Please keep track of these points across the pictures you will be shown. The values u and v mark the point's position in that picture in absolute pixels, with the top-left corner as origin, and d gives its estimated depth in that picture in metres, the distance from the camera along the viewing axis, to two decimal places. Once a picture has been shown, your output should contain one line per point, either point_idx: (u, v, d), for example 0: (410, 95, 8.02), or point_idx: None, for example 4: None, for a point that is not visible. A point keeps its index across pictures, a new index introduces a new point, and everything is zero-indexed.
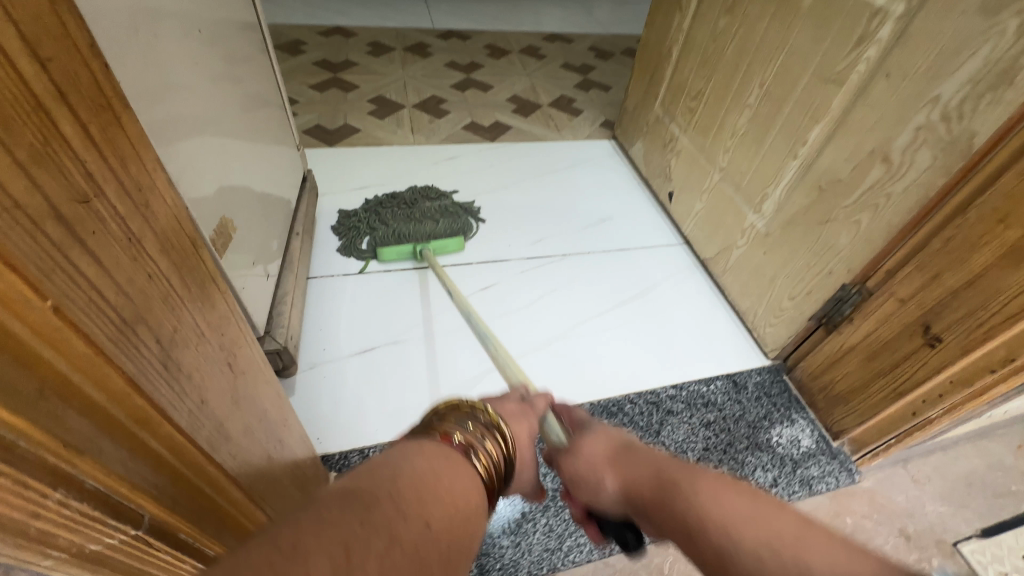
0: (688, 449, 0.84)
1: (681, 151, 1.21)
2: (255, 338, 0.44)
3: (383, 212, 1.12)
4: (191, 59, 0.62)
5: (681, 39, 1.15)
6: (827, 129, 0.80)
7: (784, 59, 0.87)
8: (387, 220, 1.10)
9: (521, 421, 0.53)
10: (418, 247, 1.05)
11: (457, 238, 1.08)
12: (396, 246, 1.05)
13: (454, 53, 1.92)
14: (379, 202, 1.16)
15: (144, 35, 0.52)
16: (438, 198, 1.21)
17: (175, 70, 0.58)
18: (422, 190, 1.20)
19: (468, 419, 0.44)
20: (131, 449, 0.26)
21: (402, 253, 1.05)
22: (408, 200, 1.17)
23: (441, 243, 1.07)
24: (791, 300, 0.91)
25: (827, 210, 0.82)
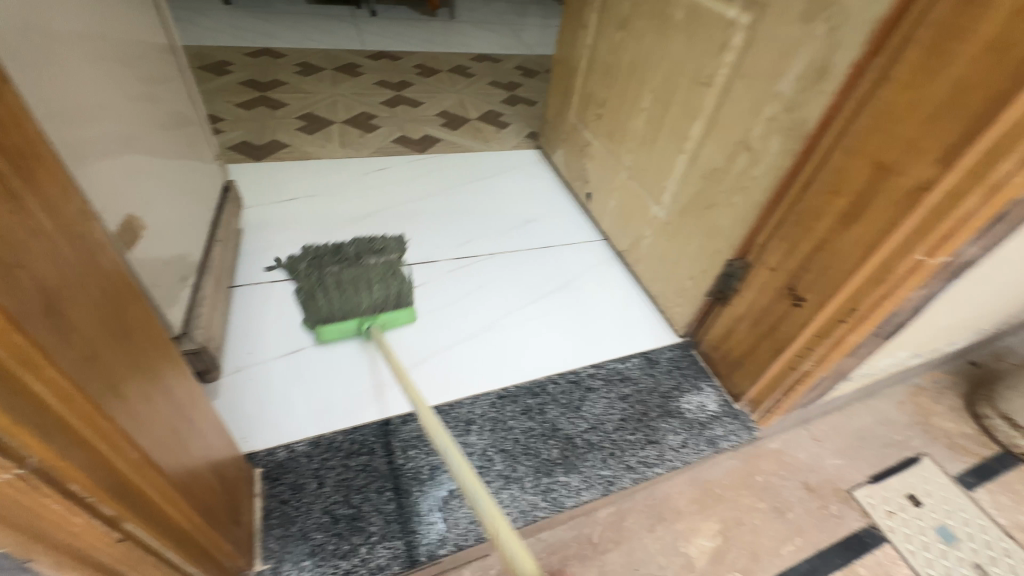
0: (606, 420, 0.90)
1: (594, 154, 1.31)
2: (156, 316, 0.46)
3: (324, 280, 1.00)
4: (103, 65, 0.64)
5: (587, 53, 1.27)
6: (704, 125, 0.91)
7: (667, 67, 0.99)
8: (328, 290, 0.97)
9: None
10: (363, 322, 0.93)
11: (408, 308, 0.97)
12: (337, 325, 0.93)
13: (384, 72, 1.98)
14: (320, 265, 1.04)
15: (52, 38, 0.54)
16: (385, 253, 1.10)
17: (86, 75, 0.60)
18: (366, 246, 1.10)
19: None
20: (13, 389, 0.29)
21: (346, 330, 0.93)
22: (352, 262, 1.04)
23: (390, 316, 0.95)
24: (691, 280, 1.01)
25: (710, 196, 0.93)
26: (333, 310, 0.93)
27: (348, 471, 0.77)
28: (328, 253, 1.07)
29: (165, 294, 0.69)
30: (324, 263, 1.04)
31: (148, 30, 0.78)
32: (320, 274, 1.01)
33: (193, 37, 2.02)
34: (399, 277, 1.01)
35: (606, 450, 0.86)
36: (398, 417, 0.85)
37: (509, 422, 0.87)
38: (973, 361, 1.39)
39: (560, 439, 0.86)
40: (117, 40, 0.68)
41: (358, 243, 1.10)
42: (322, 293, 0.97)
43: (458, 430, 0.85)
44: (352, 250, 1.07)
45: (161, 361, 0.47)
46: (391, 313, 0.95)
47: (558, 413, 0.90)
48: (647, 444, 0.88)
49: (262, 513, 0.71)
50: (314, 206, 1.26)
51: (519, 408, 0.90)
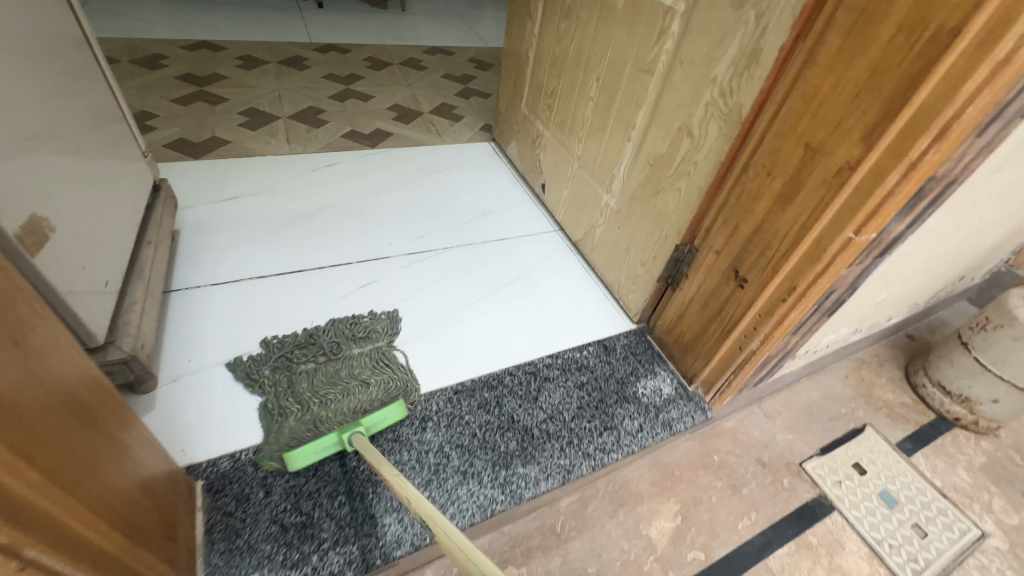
0: (564, 409, 0.90)
1: (546, 145, 1.31)
2: (56, 323, 0.42)
3: (295, 387, 0.80)
4: (14, 56, 0.59)
5: (534, 44, 1.26)
6: (648, 112, 0.92)
7: (610, 55, 0.99)
8: (302, 402, 0.77)
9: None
10: (343, 433, 0.74)
11: (394, 406, 0.79)
12: (311, 445, 0.73)
13: (332, 65, 1.91)
14: (289, 366, 0.85)
15: None
16: (370, 337, 0.92)
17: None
18: (346, 332, 0.91)
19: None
20: None
21: (322, 449, 0.74)
22: (329, 357, 0.85)
23: (376, 419, 0.77)
24: (643, 266, 1.02)
25: (657, 182, 0.93)
26: (303, 429, 0.73)
27: (298, 477, 0.74)
28: (298, 352, 0.86)
29: (82, 302, 0.64)
30: (294, 362, 0.85)
31: (56, 13, 0.71)
32: (288, 382, 0.81)
33: (122, 29, 1.89)
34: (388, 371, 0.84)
35: (564, 439, 0.86)
36: None
37: (466, 417, 0.86)
38: (909, 334, 1.47)
39: (518, 431, 0.85)
40: (19, 20, 0.61)
41: (335, 329, 0.91)
42: (291, 408, 0.77)
43: (413, 427, 0.83)
44: (327, 339, 0.88)
45: (66, 373, 0.43)
46: (377, 416, 0.77)
47: (515, 405, 0.89)
48: (604, 431, 0.89)
49: (205, 527, 0.67)
50: (257, 204, 1.21)
51: (475, 401, 0.88)
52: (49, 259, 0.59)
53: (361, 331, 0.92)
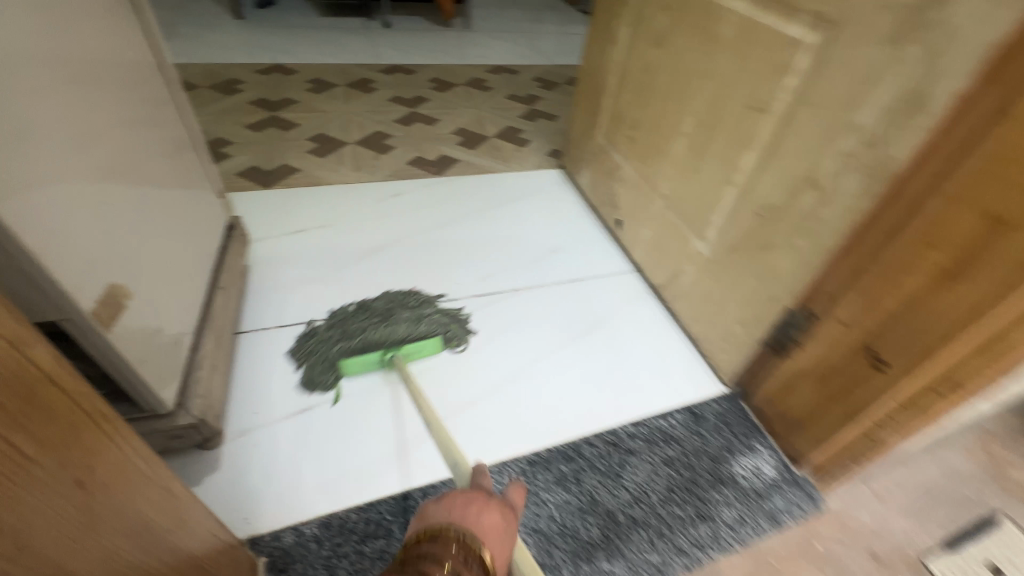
0: (651, 491, 0.80)
1: (625, 179, 1.21)
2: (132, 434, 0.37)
3: (346, 317, 0.94)
4: (102, 113, 0.57)
5: (616, 70, 1.17)
6: (759, 155, 0.81)
7: (712, 89, 0.88)
8: (353, 331, 0.92)
9: (503, 544, 0.45)
10: (387, 353, 0.89)
11: (432, 338, 0.93)
12: (359, 358, 0.88)
13: (398, 88, 1.90)
14: (345, 320, 0.94)
15: (51, 90, 0.48)
16: (420, 306, 0.99)
17: (87, 125, 0.53)
18: (398, 299, 0.99)
19: (448, 548, 0.40)
20: None
21: (368, 362, 0.89)
22: (382, 314, 0.94)
23: (415, 346, 0.91)
24: (741, 326, 0.91)
25: (766, 235, 0.82)
26: (354, 344, 0.89)
27: (363, 560, 0.68)
28: (353, 307, 0.96)
29: (154, 369, 0.61)
30: (349, 319, 0.93)
31: (140, 58, 0.69)
32: (342, 313, 0.95)
33: (202, 55, 1.96)
34: (431, 311, 0.98)
35: (652, 529, 0.76)
36: (418, 490, 0.76)
37: (542, 494, 0.77)
38: None
39: (600, 516, 0.76)
40: (104, 73, 0.58)
41: (388, 297, 0.99)
42: (343, 329, 0.92)
43: None
44: (381, 304, 0.97)
45: (131, 494, 0.37)
46: (415, 344, 0.91)
47: (595, 482, 0.80)
48: (698, 521, 0.78)
49: None
50: (325, 238, 1.18)
51: (552, 476, 0.80)
52: (124, 329, 0.55)
53: (414, 299, 1.00)
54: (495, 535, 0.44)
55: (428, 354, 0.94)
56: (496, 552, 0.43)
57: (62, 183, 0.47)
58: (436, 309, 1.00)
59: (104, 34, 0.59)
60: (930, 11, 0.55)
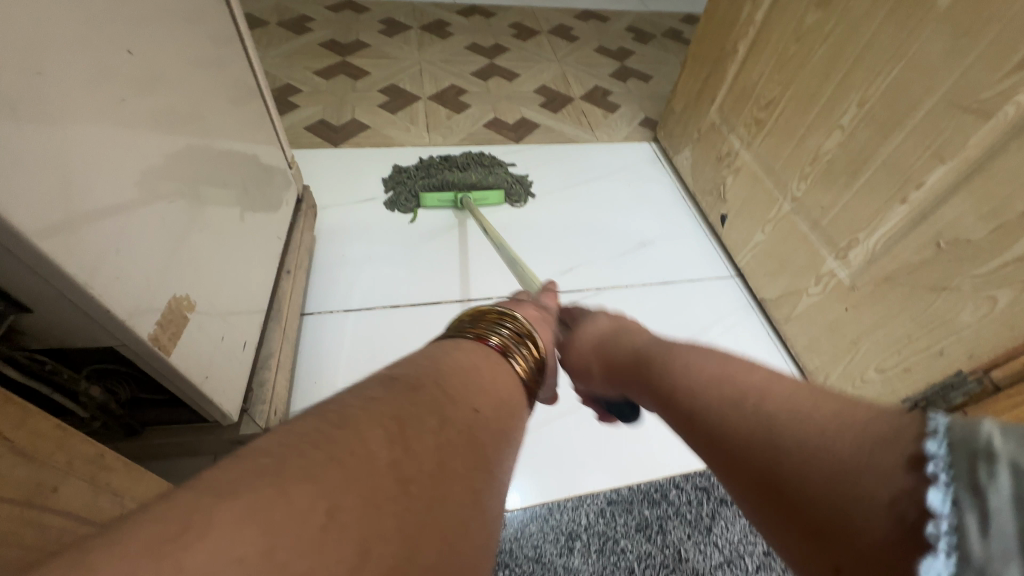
0: (746, 553, 0.70)
1: (740, 168, 1.03)
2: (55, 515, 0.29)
3: (431, 162, 1.12)
4: (161, 86, 0.48)
5: (752, 33, 0.96)
6: (957, 172, 0.62)
7: (899, 75, 0.68)
8: (434, 171, 1.10)
9: (545, 327, 0.54)
10: (459, 195, 1.07)
11: (497, 191, 1.09)
12: (437, 193, 1.07)
13: (476, 33, 1.71)
14: (429, 164, 1.11)
15: (99, 67, 0.39)
16: (491, 165, 1.15)
17: (141, 103, 0.44)
18: (476, 158, 1.16)
19: (499, 324, 0.46)
20: None
21: (443, 199, 1.07)
22: (459, 164, 1.12)
23: (482, 194, 1.08)
24: (879, 373, 0.75)
25: (945, 275, 0.64)
26: (435, 182, 1.07)
27: None
28: (437, 157, 1.14)
29: (218, 381, 0.55)
30: (433, 163, 1.12)
31: (209, 11, 0.59)
32: (430, 161, 1.13)
33: None
34: (501, 172, 1.13)
35: None
36: None
37: (621, 543, 0.69)
38: None
39: None
40: (167, 35, 0.49)
41: (470, 156, 1.16)
42: (427, 170, 1.10)
43: (559, 547, 0.68)
44: (461, 158, 1.13)
45: None
46: (483, 193, 1.08)
47: (683, 536, 0.71)
48: None
49: None
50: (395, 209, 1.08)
51: (634, 521, 0.71)
52: (187, 343, 0.49)
53: (489, 160, 1.16)
54: (536, 320, 0.54)
55: (492, 203, 1.11)
56: (543, 332, 0.53)
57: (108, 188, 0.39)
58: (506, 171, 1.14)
59: None
60: None
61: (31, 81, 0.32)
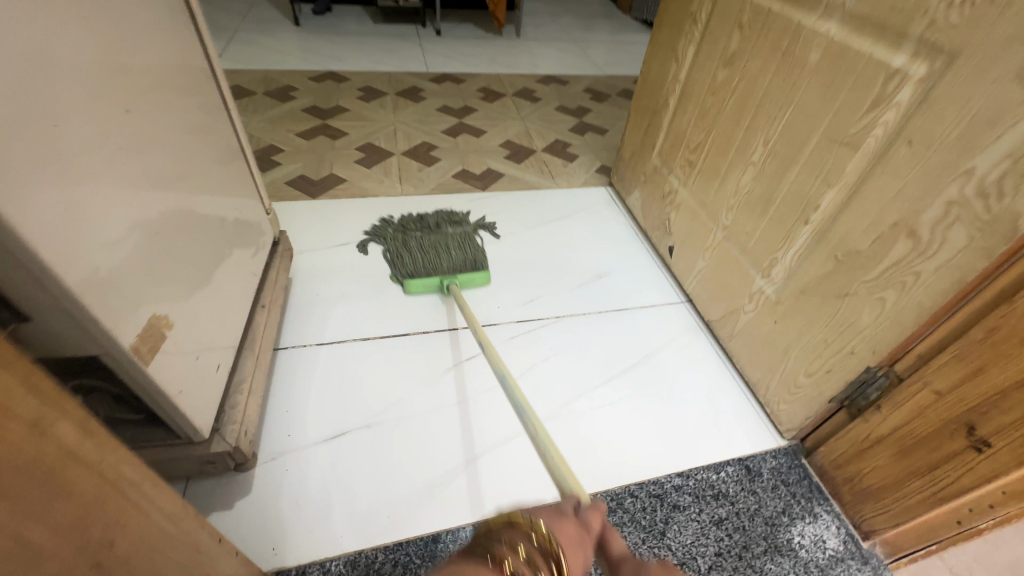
0: (698, 555, 0.74)
1: (680, 204, 1.14)
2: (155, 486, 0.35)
3: (410, 242, 1.13)
4: (152, 138, 0.56)
5: (679, 89, 1.10)
6: (843, 194, 0.72)
7: (790, 117, 0.80)
8: (412, 246, 1.12)
9: (577, 555, 0.39)
10: (445, 281, 1.06)
11: (483, 271, 1.09)
12: (422, 280, 1.06)
13: (447, 97, 1.88)
14: (404, 232, 1.16)
15: (99, 120, 0.47)
16: (462, 221, 1.22)
17: (133, 152, 0.52)
18: (446, 216, 1.22)
19: (525, 540, 0.35)
20: None
21: (429, 285, 1.06)
22: (433, 230, 1.17)
23: (467, 277, 1.08)
24: (808, 378, 0.82)
25: (845, 282, 0.73)
26: (420, 269, 1.07)
27: None
28: (412, 217, 1.21)
29: (190, 399, 0.59)
30: (408, 231, 1.16)
31: (197, 79, 0.69)
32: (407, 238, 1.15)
33: (259, 60, 2.00)
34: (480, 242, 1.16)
35: None
36: (449, 533, 0.73)
37: None
38: None
39: None
40: (159, 97, 0.59)
41: (439, 214, 1.22)
42: (409, 253, 1.10)
43: None
44: (432, 218, 1.19)
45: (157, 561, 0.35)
46: (469, 273, 1.08)
47: (637, 540, 0.74)
48: None
49: None
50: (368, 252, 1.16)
51: None
52: (163, 360, 0.54)
53: (456, 218, 1.22)
54: (572, 544, 0.40)
55: (478, 285, 1.10)
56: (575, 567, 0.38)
57: (97, 217, 0.45)
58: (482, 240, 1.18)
59: (159, 58, 0.59)
60: None
61: (49, 129, 0.40)
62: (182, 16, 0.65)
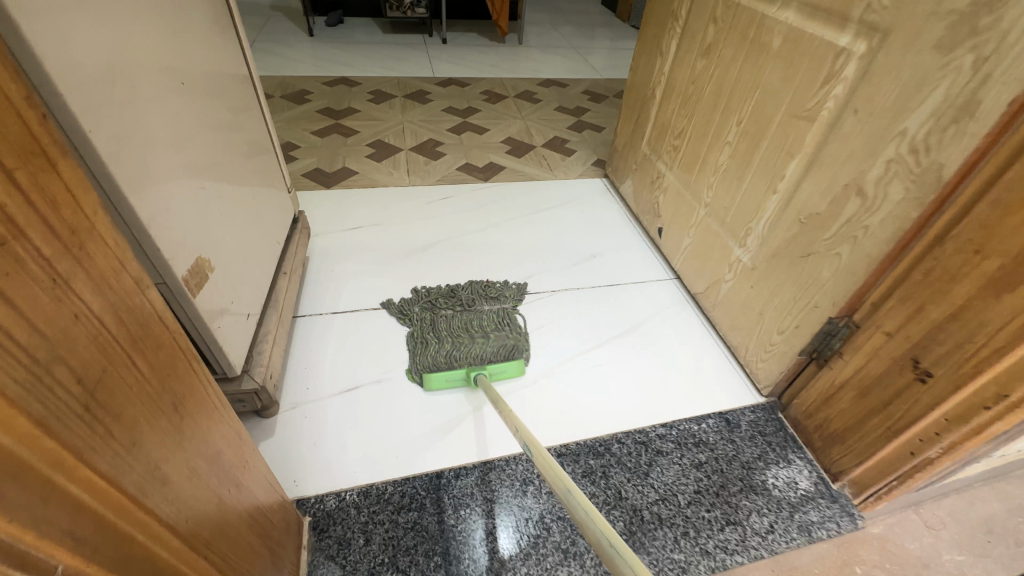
0: (678, 492, 0.81)
1: (667, 187, 1.22)
2: (209, 372, 0.43)
3: (437, 326, 1.00)
4: (198, 111, 0.66)
5: (664, 81, 1.19)
6: (803, 163, 0.81)
7: (758, 98, 0.89)
8: (440, 332, 0.99)
9: None
10: (472, 372, 0.91)
11: (516, 361, 0.95)
12: (446, 372, 0.92)
13: (452, 99, 1.99)
14: (433, 311, 1.05)
15: (159, 88, 0.57)
16: (500, 299, 1.10)
17: (183, 120, 0.62)
18: (480, 290, 1.11)
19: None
20: (74, 504, 0.26)
21: (453, 378, 0.92)
22: (464, 309, 1.05)
23: (498, 367, 0.94)
24: (780, 335, 0.89)
25: (809, 242, 0.81)
26: (444, 358, 0.93)
27: (396, 529, 0.73)
28: (444, 289, 1.10)
29: (224, 337, 0.68)
30: (438, 309, 1.05)
31: (233, 68, 0.79)
32: (432, 324, 1.01)
33: (276, 67, 2.13)
34: (514, 327, 1.02)
35: (678, 528, 0.76)
36: (451, 470, 0.81)
37: None
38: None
39: (626, 510, 0.78)
40: (204, 78, 0.69)
41: (472, 288, 1.11)
42: (434, 341, 0.97)
43: (514, 490, 0.79)
44: (466, 295, 1.08)
45: (213, 429, 0.44)
46: (500, 364, 0.94)
47: (623, 479, 0.82)
48: (726, 525, 0.77)
49: (308, 568, 0.68)
50: (378, 235, 1.26)
51: (580, 469, 0.83)
52: (204, 299, 0.64)
53: (493, 292, 1.11)
54: None
55: (513, 377, 0.95)
56: None
57: (155, 167, 0.55)
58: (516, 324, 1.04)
59: (204, 45, 0.69)
60: (981, 18, 0.55)
61: (127, 90, 0.50)
62: (221, 13, 0.76)
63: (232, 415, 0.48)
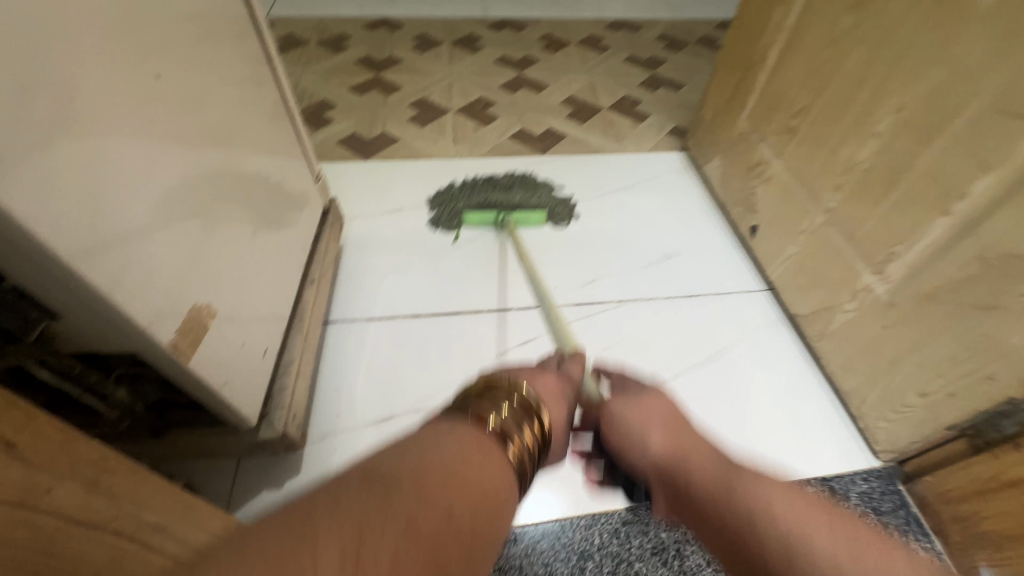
0: None
1: (771, 177, 0.99)
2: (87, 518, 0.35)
3: (475, 194, 1.10)
4: (197, 106, 0.51)
5: (784, 39, 0.92)
6: (1006, 182, 0.57)
7: (939, 79, 0.64)
8: (478, 193, 1.10)
9: (555, 406, 0.49)
10: (501, 215, 1.06)
11: (540, 211, 1.08)
12: (479, 212, 1.07)
13: (506, 46, 1.73)
14: (473, 188, 1.13)
15: (129, 90, 0.41)
16: (535, 188, 1.14)
17: (170, 126, 0.47)
18: (518, 181, 1.15)
19: (505, 400, 0.43)
20: None
21: (485, 219, 1.07)
22: (502, 187, 1.12)
23: (522, 215, 1.07)
24: (920, 397, 0.70)
25: (993, 292, 0.59)
26: (477, 201, 1.08)
27: None
28: (483, 179, 1.15)
29: (235, 387, 0.57)
30: (477, 187, 1.13)
31: (247, 39, 0.62)
32: (474, 183, 1.15)
33: (312, 7, 1.91)
34: (545, 192, 1.13)
35: None
36: None
37: (635, 565, 0.70)
38: None
39: None
40: (205, 60, 0.53)
41: (511, 177, 1.16)
42: (472, 190, 1.12)
43: (570, 566, 0.69)
44: (505, 180, 1.14)
45: None
46: (524, 212, 1.07)
47: (700, 562, 0.70)
48: None
49: None
50: (419, 222, 1.10)
51: (649, 544, 0.71)
52: (205, 351, 0.51)
53: (530, 183, 1.15)
54: (549, 397, 0.50)
55: (535, 226, 1.09)
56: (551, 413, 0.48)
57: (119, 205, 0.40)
58: (548, 190, 1.14)
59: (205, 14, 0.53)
60: None
61: (63, 104, 0.35)
62: None
63: (134, 545, 0.40)
